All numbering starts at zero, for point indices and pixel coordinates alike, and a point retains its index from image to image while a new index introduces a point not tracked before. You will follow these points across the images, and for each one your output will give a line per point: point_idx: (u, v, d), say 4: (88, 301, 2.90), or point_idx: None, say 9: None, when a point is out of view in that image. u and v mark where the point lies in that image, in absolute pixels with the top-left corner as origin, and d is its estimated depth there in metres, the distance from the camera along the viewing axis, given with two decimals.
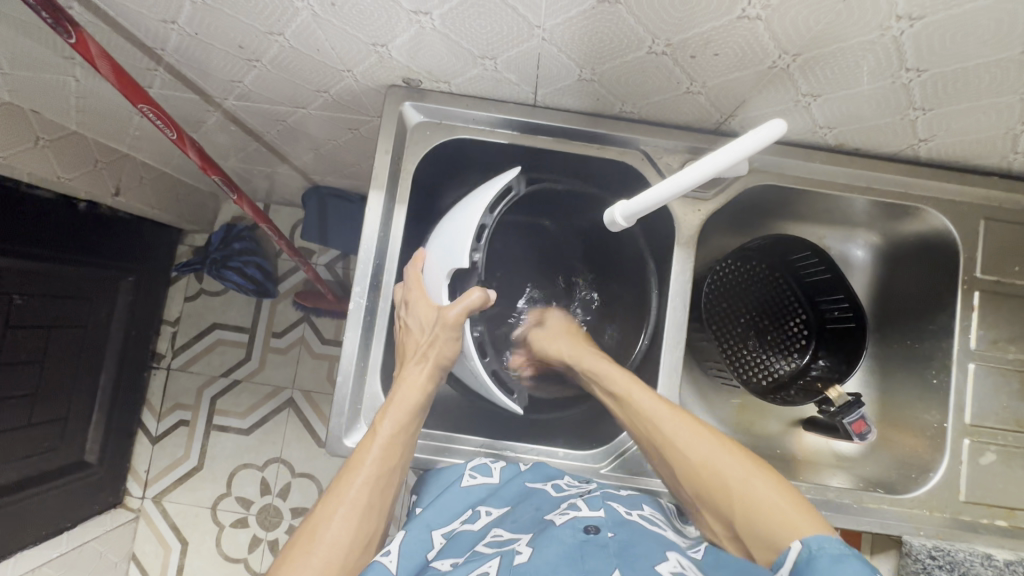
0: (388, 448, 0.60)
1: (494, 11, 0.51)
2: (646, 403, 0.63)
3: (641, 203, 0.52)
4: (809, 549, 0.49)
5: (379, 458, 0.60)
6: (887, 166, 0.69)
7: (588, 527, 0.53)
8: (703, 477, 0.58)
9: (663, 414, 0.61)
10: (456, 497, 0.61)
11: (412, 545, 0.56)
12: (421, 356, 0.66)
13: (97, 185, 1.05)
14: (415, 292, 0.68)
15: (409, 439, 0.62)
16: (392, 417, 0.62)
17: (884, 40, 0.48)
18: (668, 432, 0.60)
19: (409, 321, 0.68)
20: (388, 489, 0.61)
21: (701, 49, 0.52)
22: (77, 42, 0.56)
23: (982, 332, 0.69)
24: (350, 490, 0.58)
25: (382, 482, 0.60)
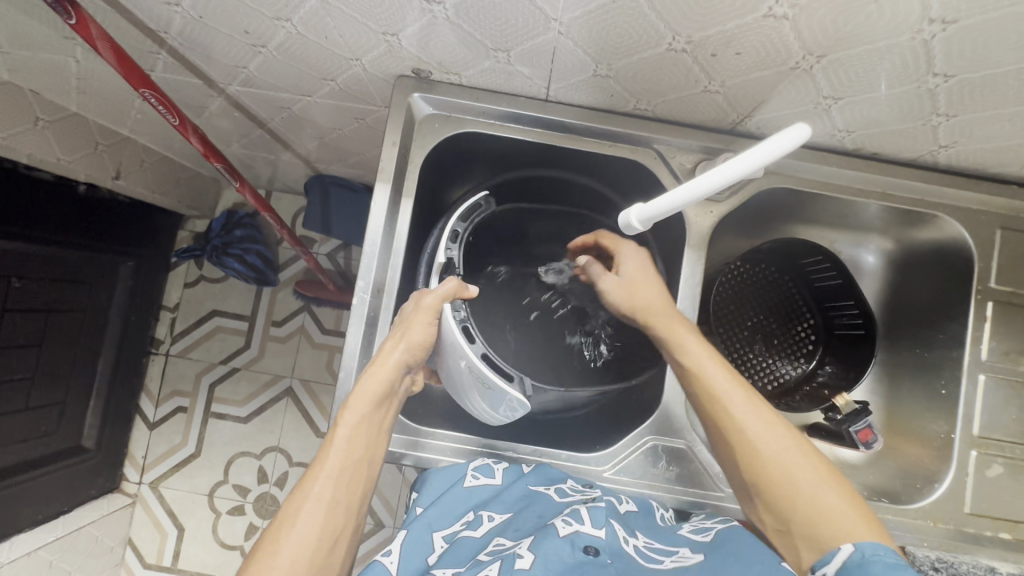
0: (354, 435, 0.58)
1: (511, 3, 0.49)
2: (719, 381, 0.59)
3: (657, 207, 0.50)
4: (861, 556, 0.49)
5: (345, 446, 0.58)
6: (905, 171, 0.68)
7: (588, 548, 0.52)
8: (764, 469, 0.56)
9: (734, 395, 0.58)
10: (458, 498, 0.60)
11: (412, 547, 0.55)
12: (394, 337, 0.62)
13: (98, 168, 1.04)
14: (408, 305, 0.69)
15: (374, 425, 0.60)
16: (354, 403, 0.59)
17: (913, 44, 0.46)
18: (739, 418, 0.58)
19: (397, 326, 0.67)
20: (359, 479, 0.58)
21: (722, 48, 0.50)
22: (78, 23, 0.54)
23: (993, 343, 0.69)
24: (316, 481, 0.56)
25: (349, 472, 0.57)
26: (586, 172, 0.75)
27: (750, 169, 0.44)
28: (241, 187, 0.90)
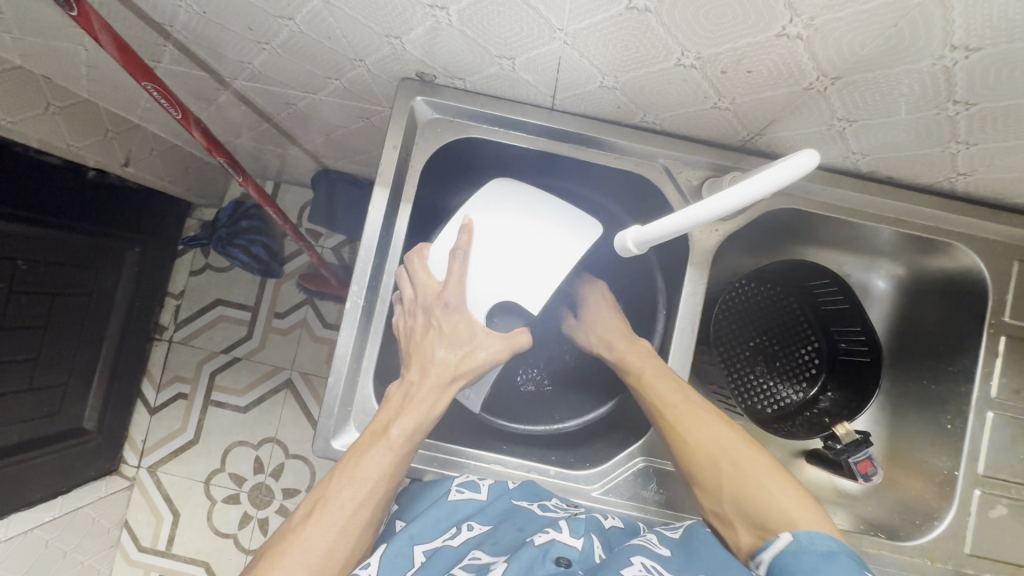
0: (397, 455, 0.58)
1: (516, 12, 0.48)
2: (665, 389, 0.62)
3: (653, 232, 0.48)
4: (797, 545, 0.51)
5: (386, 468, 0.58)
6: (921, 198, 0.65)
7: (560, 559, 0.52)
8: (709, 467, 0.59)
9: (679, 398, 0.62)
10: (440, 512, 0.59)
11: (392, 563, 0.54)
12: (450, 364, 0.60)
13: (106, 154, 1.04)
14: (456, 292, 0.60)
15: (417, 448, 0.60)
16: (403, 425, 0.58)
17: (934, 70, 0.44)
18: (686, 420, 0.61)
19: (444, 325, 0.61)
20: (389, 494, 0.59)
21: (733, 65, 0.48)
22: (80, 16, 0.54)
23: (1004, 380, 0.66)
24: (351, 497, 0.56)
25: (382, 489, 0.58)
26: (591, 183, 0.73)
27: (755, 195, 0.43)
28: (244, 182, 0.90)
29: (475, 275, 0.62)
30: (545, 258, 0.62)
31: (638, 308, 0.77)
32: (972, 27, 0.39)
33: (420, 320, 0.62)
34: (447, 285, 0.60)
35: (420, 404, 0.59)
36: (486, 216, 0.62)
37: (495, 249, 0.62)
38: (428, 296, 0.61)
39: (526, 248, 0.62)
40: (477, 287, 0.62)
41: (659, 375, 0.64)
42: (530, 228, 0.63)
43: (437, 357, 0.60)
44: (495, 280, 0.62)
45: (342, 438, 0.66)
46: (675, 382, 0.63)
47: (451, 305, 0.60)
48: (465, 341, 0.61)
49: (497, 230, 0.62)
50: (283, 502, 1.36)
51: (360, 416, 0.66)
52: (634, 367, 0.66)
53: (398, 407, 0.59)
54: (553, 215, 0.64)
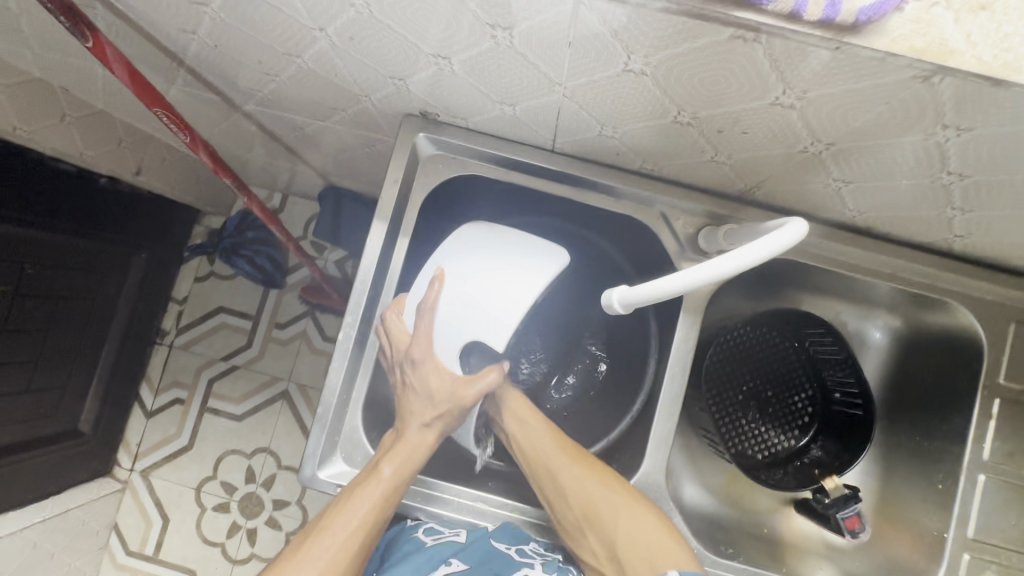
0: (388, 495, 0.59)
1: (516, 67, 0.49)
2: (540, 438, 0.65)
3: (640, 293, 0.48)
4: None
5: (376, 507, 0.58)
6: (917, 256, 0.65)
7: None
8: (590, 510, 0.62)
9: (548, 444, 0.65)
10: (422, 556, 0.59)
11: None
12: (422, 413, 0.62)
13: (119, 164, 1.06)
14: (421, 348, 0.61)
15: (407, 490, 0.61)
16: (395, 464, 0.60)
17: (928, 144, 0.44)
18: (571, 471, 0.63)
19: (414, 382, 0.62)
20: (376, 536, 0.59)
21: (729, 126, 0.49)
22: (94, 46, 0.55)
23: (996, 443, 0.66)
24: (340, 534, 0.57)
25: (374, 526, 0.58)
26: (588, 223, 0.74)
27: (748, 262, 0.42)
28: (249, 201, 0.91)
29: (445, 326, 0.62)
30: (512, 300, 0.62)
31: (630, 348, 0.77)
32: (963, 110, 0.39)
33: (397, 375, 0.64)
34: (414, 341, 0.61)
35: (409, 445, 0.61)
36: (453, 267, 0.63)
37: (462, 300, 0.62)
38: (398, 352, 0.63)
39: (496, 292, 0.62)
40: (447, 336, 0.63)
41: (527, 422, 0.66)
42: (497, 274, 0.63)
43: (415, 405, 0.63)
44: (466, 325, 0.62)
45: (328, 468, 0.66)
46: (545, 432, 0.66)
47: (417, 363, 0.61)
48: (433, 390, 0.62)
49: (464, 280, 0.63)
50: (272, 513, 1.36)
51: (347, 446, 0.67)
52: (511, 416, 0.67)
53: (388, 448, 0.61)
54: (520, 259, 0.63)
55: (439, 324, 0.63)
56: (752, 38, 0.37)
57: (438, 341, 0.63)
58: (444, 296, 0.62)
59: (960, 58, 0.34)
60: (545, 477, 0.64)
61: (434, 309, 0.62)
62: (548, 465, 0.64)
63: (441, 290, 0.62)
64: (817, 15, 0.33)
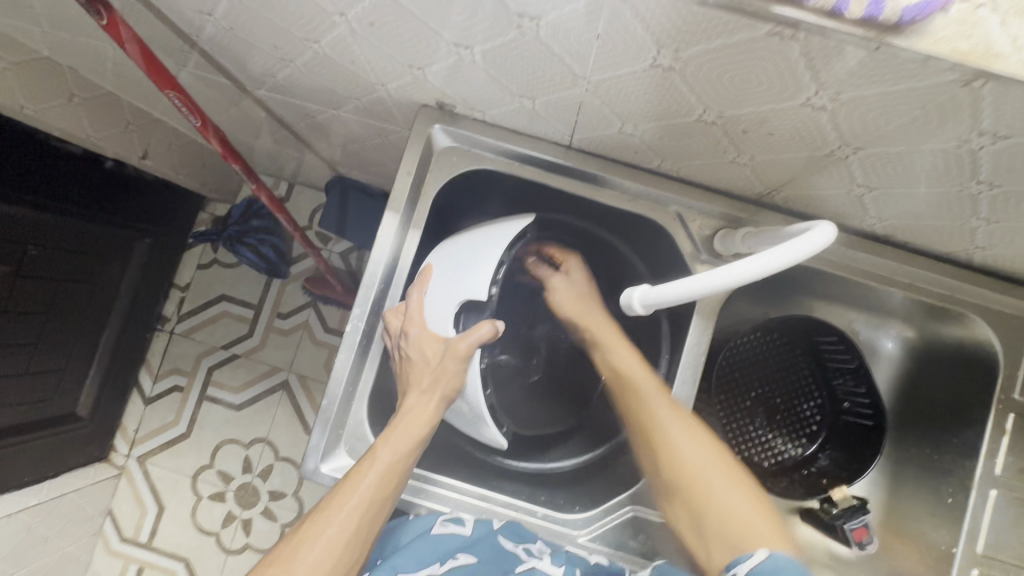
0: (387, 472, 0.58)
1: (541, 59, 0.47)
2: (650, 394, 0.64)
3: (664, 295, 0.48)
4: (772, 562, 0.50)
5: (375, 485, 0.57)
6: (935, 266, 0.64)
7: None
8: (681, 467, 0.59)
9: (662, 403, 0.63)
10: (428, 545, 0.60)
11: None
12: (417, 386, 0.62)
13: (126, 146, 1.05)
14: (414, 321, 0.62)
15: (408, 468, 0.59)
16: (392, 442, 0.59)
17: (959, 151, 0.43)
18: (663, 417, 0.62)
19: (409, 352, 0.62)
20: (377, 521, 0.57)
21: (754, 127, 0.48)
22: (108, 24, 0.54)
23: (1009, 459, 0.65)
24: (337, 513, 0.55)
25: (375, 504, 0.57)
26: (601, 221, 0.73)
27: (773, 268, 0.41)
28: (257, 189, 0.90)
29: (437, 298, 0.64)
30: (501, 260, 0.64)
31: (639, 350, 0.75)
32: (1001, 118, 0.38)
33: (395, 356, 0.64)
34: (407, 315, 0.63)
35: (407, 418, 0.60)
36: (441, 257, 0.66)
37: (452, 273, 0.64)
38: (391, 328, 0.64)
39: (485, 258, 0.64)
40: (439, 306, 0.64)
41: (637, 375, 0.65)
42: (487, 248, 0.65)
43: (411, 370, 0.62)
44: (460, 291, 0.63)
45: (331, 462, 0.65)
46: (655, 384, 0.64)
47: (410, 334, 0.62)
48: (427, 354, 0.62)
49: (452, 258, 0.66)
50: (268, 504, 1.35)
51: (351, 440, 0.66)
52: (619, 363, 0.67)
53: (387, 426, 0.60)
54: (505, 230, 0.66)
55: (431, 294, 0.64)
56: (789, 35, 0.36)
57: (428, 314, 0.64)
58: (436, 279, 0.65)
59: (1005, 62, 0.33)
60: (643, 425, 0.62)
61: (424, 290, 0.64)
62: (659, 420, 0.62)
63: (431, 276, 0.65)
64: (859, 14, 0.33)
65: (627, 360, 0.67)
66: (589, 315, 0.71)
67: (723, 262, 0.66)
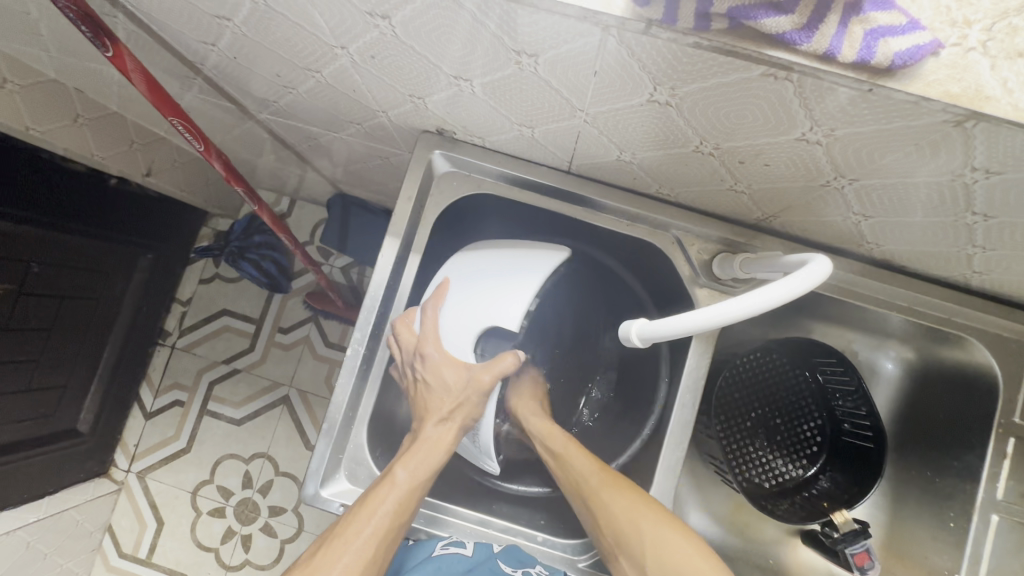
0: (404, 499, 0.58)
1: (540, 92, 0.48)
2: (583, 466, 0.64)
3: (659, 329, 0.48)
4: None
5: (392, 512, 0.57)
6: (933, 290, 0.65)
7: None
8: (621, 530, 0.59)
9: (590, 471, 0.63)
10: (430, 568, 0.58)
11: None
12: (434, 416, 0.62)
13: (130, 165, 1.07)
14: (431, 343, 0.62)
15: (423, 494, 0.60)
16: (410, 468, 0.59)
17: (953, 184, 0.44)
18: (597, 485, 0.62)
19: (427, 377, 0.62)
20: (391, 546, 0.58)
21: (750, 158, 0.48)
22: (114, 55, 0.55)
23: (1010, 483, 0.65)
24: (354, 541, 0.55)
25: (391, 533, 0.57)
26: (600, 243, 0.73)
27: (772, 302, 0.42)
28: (259, 209, 0.90)
29: (454, 318, 0.63)
30: (524, 292, 0.63)
31: (640, 372, 0.75)
32: (994, 155, 0.38)
33: (409, 377, 0.64)
34: (425, 337, 0.62)
35: (426, 446, 0.61)
36: (462, 273, 0.65)
37: (471, 294, 0.63)
38: (407, 347, 0.63)
39: (506, 285, 0.64)
40: (456, 330, 0.64)
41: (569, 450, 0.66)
42: (507, 275, 0.64)
43: (432, 395, 0.62)
44: (482, 317, 0.63)
45: (331, 487, 0.65)
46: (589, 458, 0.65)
47: (428, 357, 0.61)
48: (448, 381, 0.62)
49: (473, 282, 0.64)
50: (268, 520, 1.34)
51: (351, 464, 0.66)
52: (552, 441, 0.67)
53: (403, 452, 0.61)
54: (524, 256, 0.65)
55: (449, 314, 0.64)
56: (783, 76, 0.36)
57: (445, 337, 0.64)
58: (452, 299, 0.64)
59: (995, 105, 0.33)
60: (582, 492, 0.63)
61: (439, 306, 0.63)
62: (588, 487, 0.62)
63: (449, 290, 0.64)
64: (851, 57, 0.33)
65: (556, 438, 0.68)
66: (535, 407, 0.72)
67: (721, 285, 0.66)
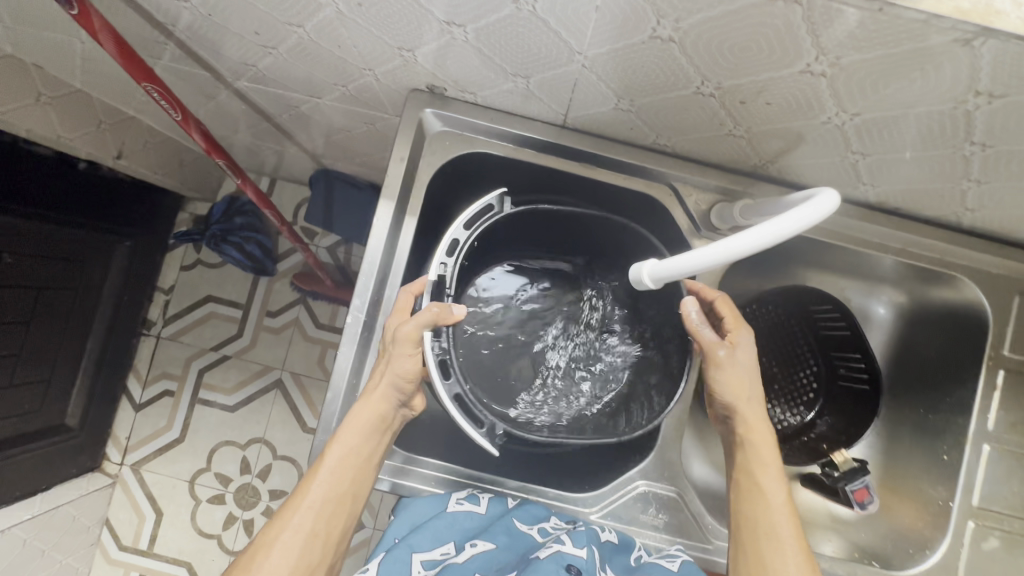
0: (340, 470, 0.57)
1: (536, 34, 0.47)
2: (766, 507, 0.56)
3: (673, 268, 0.48)
4: None
5: (329, 482, 0.56)
6: (924, 230, 0.66)
7: (571, 566, 0.53)
8: None
9: (775, 515, 0.55)
10: (442, 524, 0.59)
11: (390, 566, 0.54)
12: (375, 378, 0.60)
13: (98, 147, 1.00)
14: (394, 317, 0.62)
15: (363, 465, 0.58)
16: (342, 439, 0.57)
17: (955, 112, 0.44)
18: (769, 541, 0.54)
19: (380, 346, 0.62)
20: (341, 518, 0.57)
21: (752, 97, 0.48)
22: (80, 14, 0.52)
23: (1000, 413, 0.68)
24: (295, 518, 0.55)
25: (334, 505, 0.56)
26: (591, 197, 0.69)
27: (778, 237, 0.41)
28: (243, 184, 0.87)
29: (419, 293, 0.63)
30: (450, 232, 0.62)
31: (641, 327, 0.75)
32: (999, 75, 0.38)
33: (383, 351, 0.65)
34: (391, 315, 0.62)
35: (357, 412, 0.58)
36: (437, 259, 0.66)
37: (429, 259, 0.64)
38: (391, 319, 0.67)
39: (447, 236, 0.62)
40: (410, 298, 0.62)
41: (771, 484, 0.57)
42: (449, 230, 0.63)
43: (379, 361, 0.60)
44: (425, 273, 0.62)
45: None
46: (777, 511, 0.56)
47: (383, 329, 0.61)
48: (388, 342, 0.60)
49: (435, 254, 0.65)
50: (269, 504, 1.34)
51: None
52: (754, 462, 0.59)
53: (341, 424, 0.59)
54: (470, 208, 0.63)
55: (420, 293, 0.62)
56: None
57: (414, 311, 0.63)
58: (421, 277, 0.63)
59: (1005, 19, 0.34)
60: (760, 537, 0.55)
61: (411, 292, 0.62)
62: (773, 537, 0.55)
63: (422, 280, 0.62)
64: None
65: (761, 439, 0.59)
66: (750, 393, 0.60)
67: (719, 236, 0.66)
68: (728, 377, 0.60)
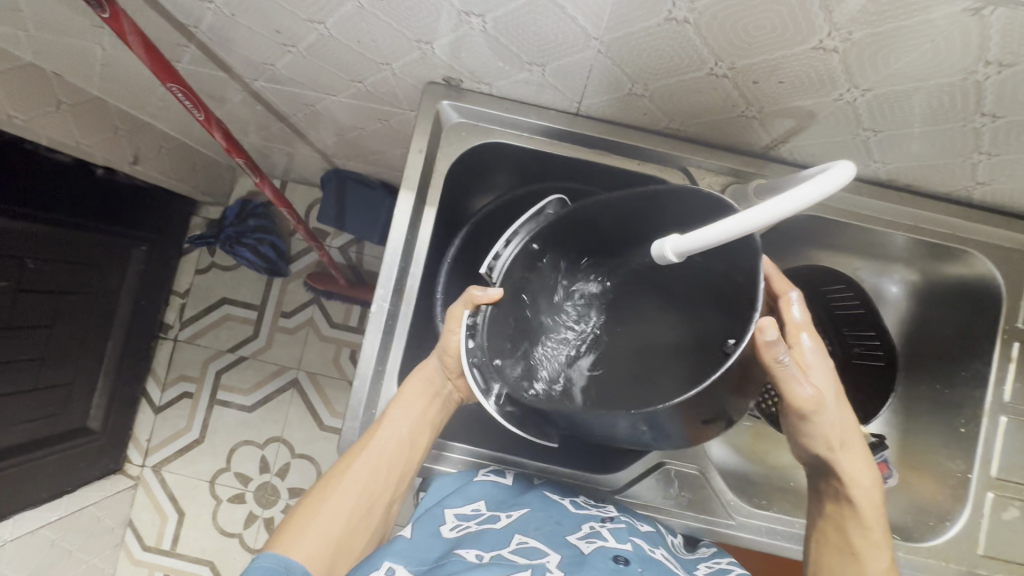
0: (397, 433, 0.60)
1: (551, 21, 0.48)
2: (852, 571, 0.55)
3: (695, 240, 0.47)
4: None
5: (386, 445, 0.59)
6: (935, 206, 0.67)
7: (618, 557, 0.52)
8: None
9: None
10: (473, 488, 0.62)
11: (425, 523, 0.58)
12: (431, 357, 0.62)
13: (114, 152, 1.01)
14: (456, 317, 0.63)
15: (417, 432, 0.61)
16: (399, 404, 0.61)
17: (965, 84, 0.45)
18: None
19: None
20: (393, 479, 0.59)
21: (765, 76, 0.49)
22: (110, 17, 0.54)
23: (1017, 385, 0.69)
24: (353, 473, 0.58)
25: (388, 466, 0.59)
26: (605, 183, 0.71)
27: (786, 210, 0.43)
28: (261, 183, 0.89)
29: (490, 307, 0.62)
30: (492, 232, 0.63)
31: None
32: (1007, 43, 0.40)
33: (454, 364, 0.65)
34: None
35: (414, 382, 0.62)
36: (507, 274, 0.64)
37: None
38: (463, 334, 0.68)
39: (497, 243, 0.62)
40: None
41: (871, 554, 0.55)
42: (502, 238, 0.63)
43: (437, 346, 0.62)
44: None
45: None
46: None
47: None
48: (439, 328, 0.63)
49: None
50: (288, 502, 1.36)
51: None
52: (847, 521, 0.57)
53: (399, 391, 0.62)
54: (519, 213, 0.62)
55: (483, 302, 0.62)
56: None
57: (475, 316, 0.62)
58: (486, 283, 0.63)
59: None
60: None
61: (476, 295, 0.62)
62: None
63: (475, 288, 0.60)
64: None
65: (862, 498, 0.56)
66: (850, 450, 0.57)
67: None
68: (825, 428, 0.55)
